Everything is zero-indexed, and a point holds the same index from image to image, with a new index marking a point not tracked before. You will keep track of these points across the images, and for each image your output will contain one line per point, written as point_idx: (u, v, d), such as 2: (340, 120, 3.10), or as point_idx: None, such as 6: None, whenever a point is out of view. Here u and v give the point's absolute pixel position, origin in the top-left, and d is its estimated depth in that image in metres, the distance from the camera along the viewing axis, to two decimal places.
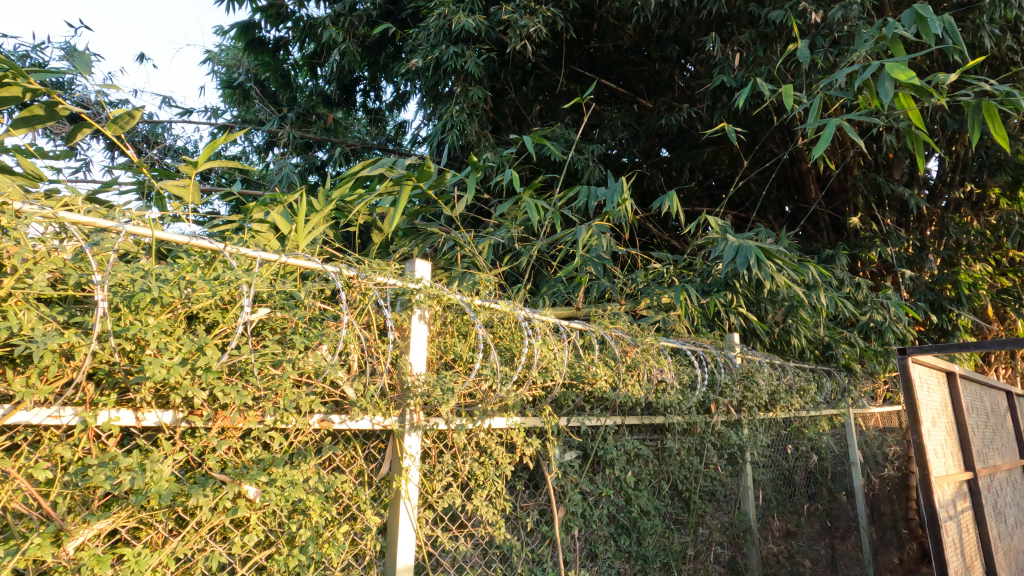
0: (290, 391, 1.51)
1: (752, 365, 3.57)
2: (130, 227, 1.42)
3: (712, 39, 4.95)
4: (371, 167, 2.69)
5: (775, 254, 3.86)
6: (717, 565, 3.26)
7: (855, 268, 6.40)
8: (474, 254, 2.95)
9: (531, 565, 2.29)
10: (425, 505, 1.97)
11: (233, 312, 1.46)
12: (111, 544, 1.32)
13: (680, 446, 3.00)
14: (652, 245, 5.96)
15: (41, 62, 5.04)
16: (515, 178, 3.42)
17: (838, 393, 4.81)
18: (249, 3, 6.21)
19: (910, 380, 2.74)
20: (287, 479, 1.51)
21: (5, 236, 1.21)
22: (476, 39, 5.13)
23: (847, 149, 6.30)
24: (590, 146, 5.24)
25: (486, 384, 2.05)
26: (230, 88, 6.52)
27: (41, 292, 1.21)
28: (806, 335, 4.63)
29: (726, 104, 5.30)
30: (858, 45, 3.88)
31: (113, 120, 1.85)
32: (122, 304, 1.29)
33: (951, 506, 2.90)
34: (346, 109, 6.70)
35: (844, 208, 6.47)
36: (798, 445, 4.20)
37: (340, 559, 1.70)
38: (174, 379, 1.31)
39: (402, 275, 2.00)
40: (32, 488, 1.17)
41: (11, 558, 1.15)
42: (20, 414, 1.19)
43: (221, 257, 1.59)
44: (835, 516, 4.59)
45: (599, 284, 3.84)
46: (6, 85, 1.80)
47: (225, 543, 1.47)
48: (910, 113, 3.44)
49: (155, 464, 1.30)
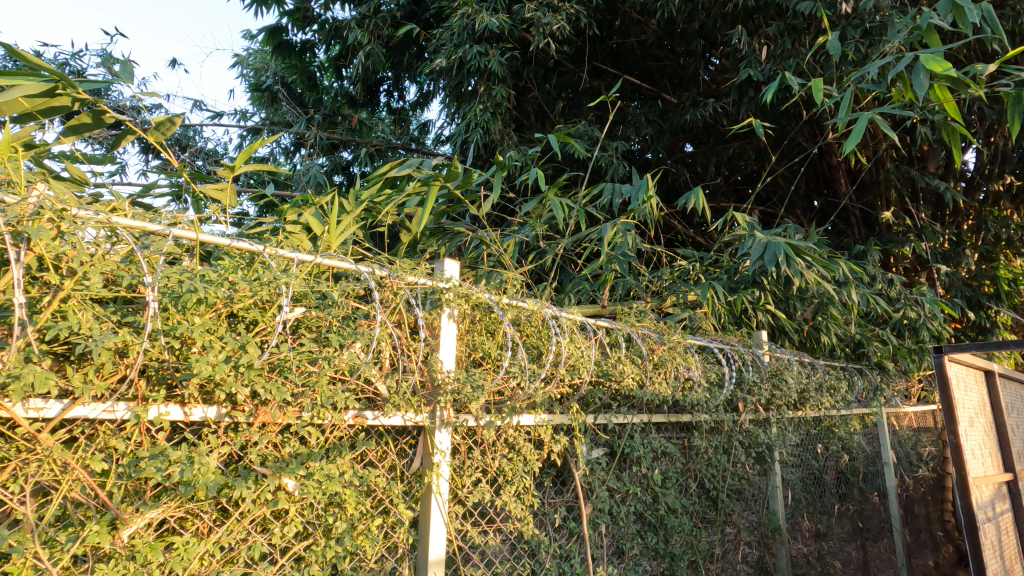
0: (327, 388, 1.57)
1: (781, 363, 3.54)
2: (176, 230, 1.50)
3: (739, 32, 4.88)
4: (400, 167, 2.72)
5: (806, 250, 3.79)
6: (745, 565, 3.23)
7: (888, 263, 6.24)
8: (500, 253, 2.96)
9: (559, 561, 2.32)
10: (455, 501, 2.00)
11: (272, 311, 1.51)
12: (161, 532, 1.39)
13: (708, 445, 2.98)
14: (677, 241, 5.92)
15: (79, 70, 5.26)
16: (540, 176, 3.38)
17: (871, 392, 4.72)
18: (277, 8, 6.34)
19: (946, 379, 2.67)
20: (324, 473, 1.56)
21: (63, 241, 1.28)
22: (499, 38, 5.14)
23: (879, 141, 6.14)
24: (614, 143, 5.22)
25: (515, 382, 2.08)
26: (259, 91, 6.78)
27: (98, 294, 1.27)
28: (836, 332, 4.56)
29: (753, 98, 5.21)
30: (891, 36, 3.78)
31: (155, 127, 1.93)
32: (171, 303, 1.36)
33: (989, 507, 2.83)
34: (370, 109, 6.80)
35: (876, 202, 6.31)
36: (828, 444, 4.14)
37: (374, 551, 1.75)
38: (219, 376, 1.37)
39: (432, 274, 2.04)
40: (90, 479, 1.24)
41: (72, 544, 1.23)
42: (79, 409, 1.26)
43: (261, 258, 1.65)
44: (867, 517, 4.50)
45: (624, 282, 3.82)
46: (55, 95, 1.88)
47: (265, 534, 1.53)
48: (946, 105, 3.34)
49: (202, 457, 1.36)
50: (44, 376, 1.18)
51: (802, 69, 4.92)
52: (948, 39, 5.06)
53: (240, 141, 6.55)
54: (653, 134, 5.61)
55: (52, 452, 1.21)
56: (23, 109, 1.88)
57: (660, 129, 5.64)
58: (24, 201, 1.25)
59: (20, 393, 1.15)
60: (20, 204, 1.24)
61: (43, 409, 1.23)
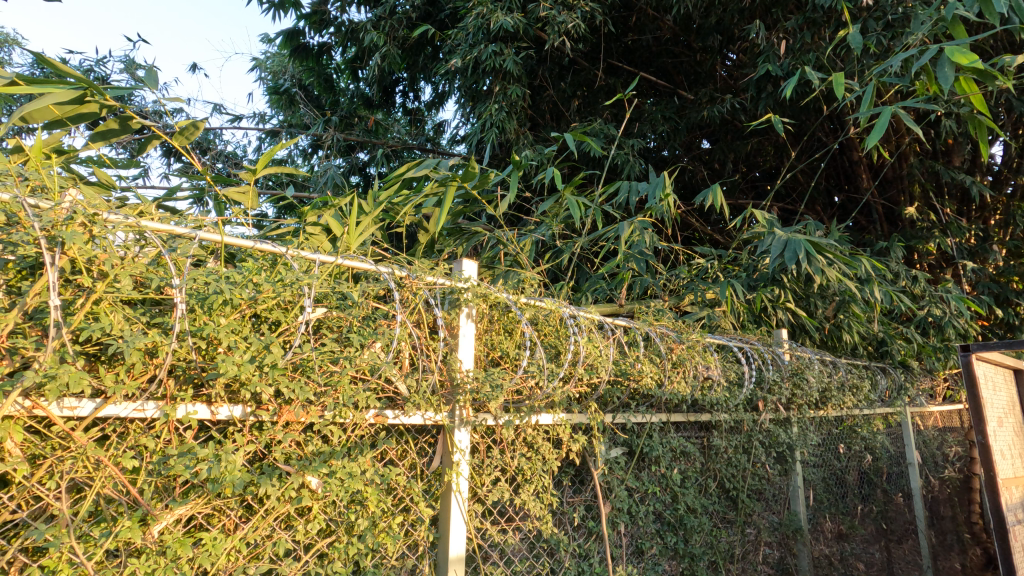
0: (349, 387, 1.59)
1: (802, 361, 3.50)
2: (202, 233, 1.53)
3: (757, 27, 4.82)
4: (418, 167, 2.74)
5: (827, 246, 3.73)
6: (765, 566, 3.20)
7: (911, 260, 6.13)
8: (517, 253, 2.95)
9: (578, 560, 2.31)
10: (474, 499, 2.02)
11: (294, 311, 1.53)
12: (190, 527, 1.42)
13: (728, 444, 2.96)
14: (695, 239, 5.88)
15: (103, 75, 5.38)
16: (556, 175, 3.35)
17: (894, 390, 4.63)
18: (294, 11, 6.40)
19: (973, 378, 2.61)
20: (346, 471, 1.58)
21: (95, 245, 1.32)
22: (514, 37, 5.14)
23: (902, 135, 6.02)
24: (630, 141, 5.20)
25: (533, 381, 2.09)
26: (277, 94, 6.85)
27: (128, 296, 1.31)
28: (858, 330, 4.50)
29: (772, 93, 5.14)
30: (915, 28, 3.71)
31: (180, 131, 1.97)
32: (197, 305, 1.39)
33: (1020, 510, 2.76)
34: (386, 110, 6.84)
35: (899, 197, 6.20)
36: (850, 444, 4.08)
37: (395, 549, 1.76)
38: (245, 376, 1.39)
39: (450, 274, 2.06)
40: (121, 476, 1.27)
41: (105, 539, 1.26)
42: (110, 408, 1.29)
43: (284, 260, 1.68)
44: (891, 518, 4.42)
45: (641, 280, 3.79)
46: (84, 102, 1.93)
47: (289, 530, 1.55)
48: (972, 97, 3.27)
49: (229, 455, 1.38)
50: (78, 376, 1.22)
51: (822, 63, 4.85)
52: (975, 30, 4.93)
53: (259, 143, 6.64)
54: (669, 132, 5.57)
55: (86, 449, 1.24)
56: (53, 116, 1.94)
57: (677, 126, 5.60)
58: (58, 205, 1.29)
59: (55, 392, 1.19)
60: (54, 209, 1.28)
61: (77, 407, 1.27)
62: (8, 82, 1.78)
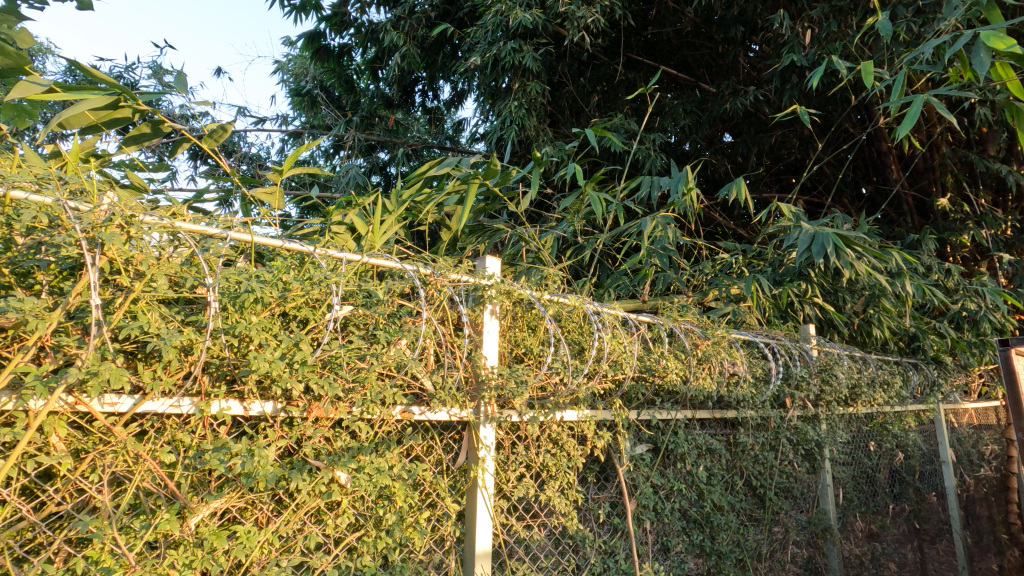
0: (375, 383, 1.61)
1: (830, 357, 3.45)
2: (233, 233, 1.56)
3: (781, 17, 4.72)
4: (440, 166, 2.74)
5: (856, 240, 3.65)
6: (794, 565, 3.15)
7: (944, 253, 5.97)
8: (539, 250, 2.93)
9: (604, 557, 2.31)
10: (500, 495, 2.03)
11: (322, 309, 1.56)
12: (224, 520, 1.45)
13: (755, 441, 2.92)
14: (718, 234, 5.82)
15: (133, 81, 5.53)
16: (578, 171, 3.32)
17: (927, 387, 4.53)
18: (315, 14, 6.46)
19: (1014, 374, 2.52)
20: (374, 466, 1.61)
21: (132, 246, 1.35)
22: (533, 34, 5.11)
23: (933, 125, 5.86)
24: (651, 136, 5.16)
25: (557, 377, 2.09)
26: (299, 96, 6.96)
27: (164, 295, 1.35)
28: (889, 326, 4.39)
29: (797, 84, 5.04)
30: (948, 14, 3.59)
31: (209, 134, 2.01)
32: (230, 304, 1.42)
33: None
34: (406, 109, 6.88)
35: (930, 188, 6.03)
36: (882, 442, 3.99)
37: (423, 544, 1.78)
38: (276, 372, 1.42)
39: (474, 272, 2.06)
40: (159, 469, 1.31)
41: (145, 531, 1.31)
42: (148, 404, 1.34)
43: (311, 259, 1.70)
44: (925, 518, 4.28)
45: (664, 277, 3.75)
46: (118, 107, 1.98)
47: (320, 525, 1.58)
48: (1009, 84, 3.15)
49: (261, 449, 1.42)
50: (118, 372, 1.25)
51: (850, 52, 4.74)
52: (1011, 13, 4.76)
53: (282, 145, 6.76)
54: (691, 125, 5.49)
55: (125, 444, 1.28)
56: (89, 121, 1.99)
57: (699, 119, 5.53)
58: (97, 208, 1.33)
59: (98, 388, 1.23)
60: (93, 212, 1.32)
61: (117, 404, 1.31)
62: (46, 88, 1.83)
